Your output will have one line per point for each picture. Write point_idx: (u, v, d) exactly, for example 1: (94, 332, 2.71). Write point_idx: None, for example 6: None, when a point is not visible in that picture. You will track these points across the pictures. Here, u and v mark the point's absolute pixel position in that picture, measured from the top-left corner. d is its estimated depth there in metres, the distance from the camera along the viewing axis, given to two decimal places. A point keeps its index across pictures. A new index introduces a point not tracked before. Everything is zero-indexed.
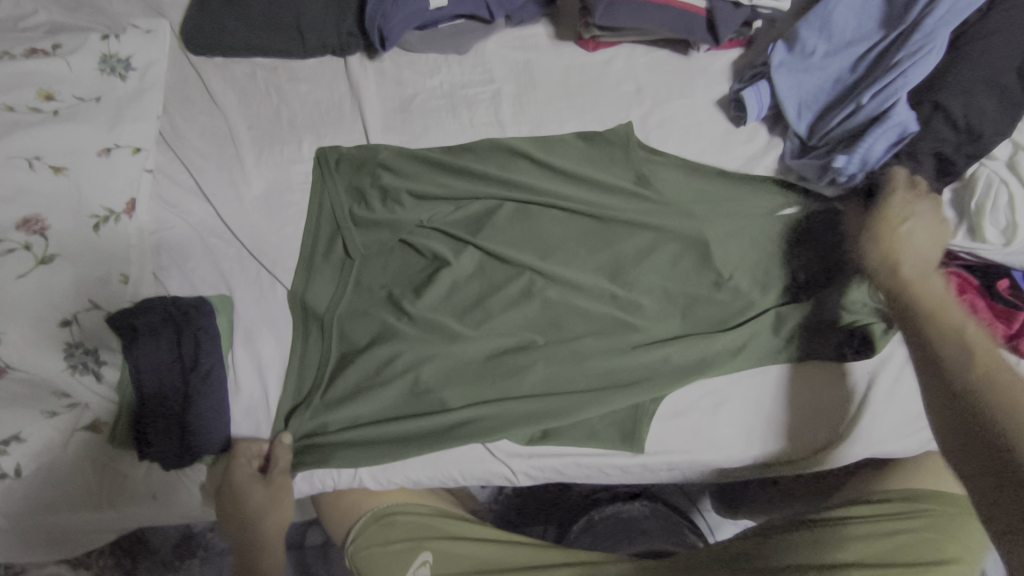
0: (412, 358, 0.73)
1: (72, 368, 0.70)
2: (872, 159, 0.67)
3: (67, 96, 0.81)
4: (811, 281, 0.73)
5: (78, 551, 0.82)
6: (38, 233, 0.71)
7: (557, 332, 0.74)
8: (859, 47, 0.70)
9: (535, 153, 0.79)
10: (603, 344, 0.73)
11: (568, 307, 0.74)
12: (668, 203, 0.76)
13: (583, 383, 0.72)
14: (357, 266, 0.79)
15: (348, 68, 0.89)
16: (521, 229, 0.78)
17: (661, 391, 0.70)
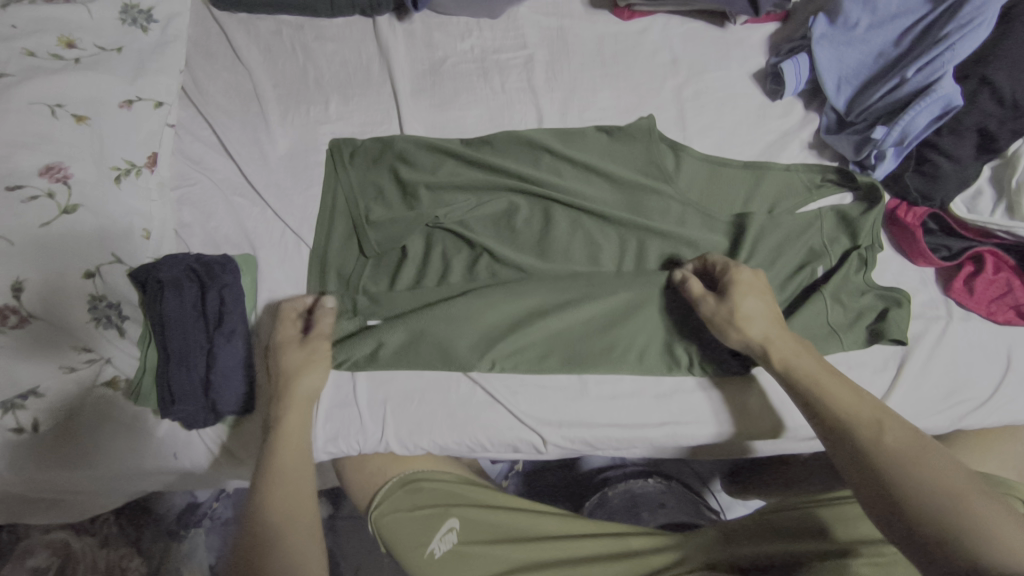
0: (422, 359, 0.69)
1: (95, 321, 0.68)
2: (912, 133, 0.66)
3: (88, 44, 0.79)
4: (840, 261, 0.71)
5: (90, 510, 0.83)
6: (61, 181, 0.69)
7: (571, 337, 0.71)
8: (904, 19, 0.69)
9: (561, 147, 0.77)
10: (620, 353, 0.69)
11: (583, 311, 0.71)
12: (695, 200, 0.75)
13: (598, 394, 0.69)
14: (371, 267, 0.76)
15: (376, 29, 0.87)
16: (541, 230, 0.76)
17: (686, 387, 0.69)
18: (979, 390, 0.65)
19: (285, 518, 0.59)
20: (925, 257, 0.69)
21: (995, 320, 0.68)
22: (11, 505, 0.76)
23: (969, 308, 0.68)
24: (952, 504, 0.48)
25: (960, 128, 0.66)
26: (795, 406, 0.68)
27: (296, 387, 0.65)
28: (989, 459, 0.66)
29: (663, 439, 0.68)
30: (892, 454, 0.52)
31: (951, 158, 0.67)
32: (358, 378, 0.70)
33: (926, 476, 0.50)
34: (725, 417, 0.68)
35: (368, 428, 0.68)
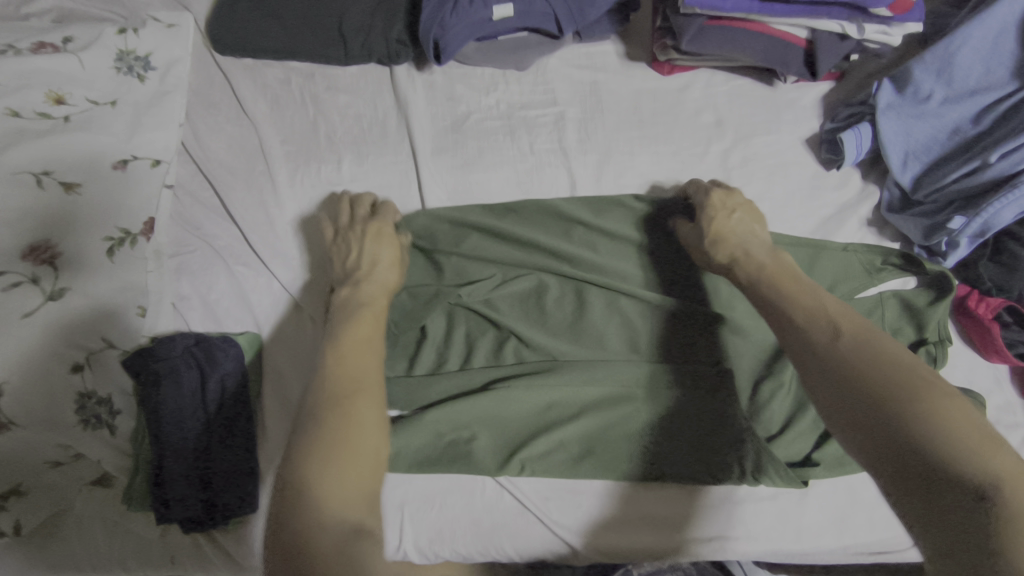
0: (451, 460, 0.63)
1: (84, 422, 0.62)
2: (996, 225, 0.60)
3: (79, 98, 0.72)
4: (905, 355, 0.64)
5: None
6: (47, 262, 0.62)
7: (610, 433, 0.64)
8: (985, 96, 0.61)
9: (593, 220, 0.71)
10: (667, 454, 0.63)
11: (621, 402, 0.65)
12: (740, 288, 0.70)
13: (648, 502, 0.63)
14: (389, 350, 0.67)
15: (393, 79, 0.80)
16: (574, 311, 0.69)
17: (743, 495, 0.62)
18: None
19: (341, 356, 0.54)
20: (994, 354, 0.63)
21: None
22: None
23: None
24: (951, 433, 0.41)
25: None
26: (854, 520, 0.62)
27: (364, 257, 0.65)
28: None
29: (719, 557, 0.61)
30: (882, 376, 0.45)
31: None
32: None
33: (947, 424, 0.42)
34: (783, 532, 0.61)
35: (383, 537, 0.61)
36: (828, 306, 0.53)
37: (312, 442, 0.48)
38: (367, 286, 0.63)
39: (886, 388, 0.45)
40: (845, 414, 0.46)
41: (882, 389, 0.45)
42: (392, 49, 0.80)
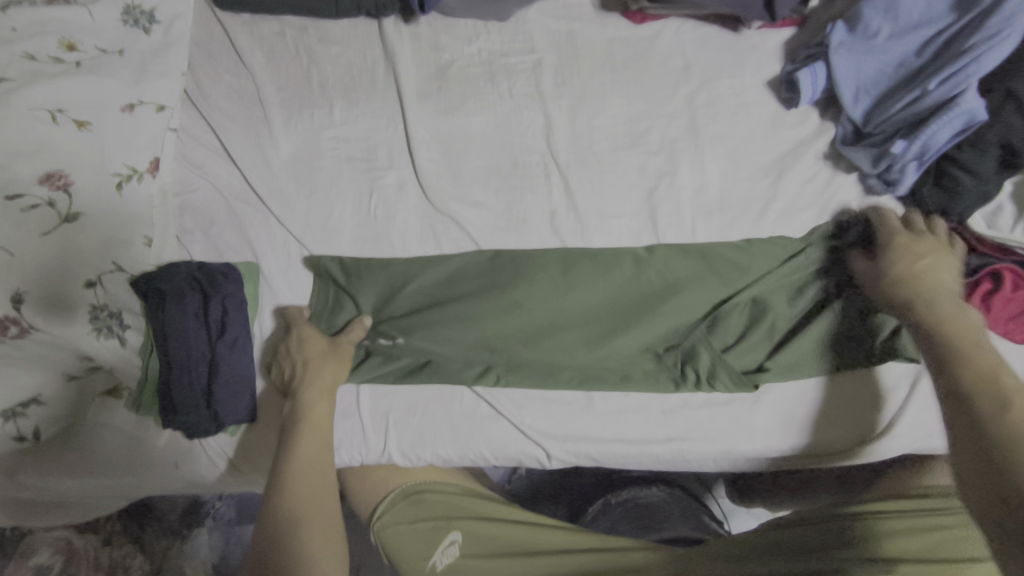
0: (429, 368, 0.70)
1: (96, 331, 0.68)
2: (933, 147, 0.64)
3: (89, 47, 0.78)
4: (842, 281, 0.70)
5: (90, 513, 0.82)
6: (62, 189, 0.68)
7: (563, 344, 0.70)
8: (927, 29, 0.66)
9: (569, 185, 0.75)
10: (613, 365, 0.69)
11: (573, 320, 0.71)
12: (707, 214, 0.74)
13: (607, 408, 0.69)
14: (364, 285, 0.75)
15: (381, 31, 0.85)
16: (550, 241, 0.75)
17: (698, 398, 0.68)
18: None
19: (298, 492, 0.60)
20: None
21: (1013, 338, 0.66)
22: (10, 510, 0.75)
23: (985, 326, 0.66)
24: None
25: (984, 144, 0.63)
26: (801, 425, 0.67)
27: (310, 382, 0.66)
28: None
29: (670, 453, 0.67)
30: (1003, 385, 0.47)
31: (973, 173, 0.64)
32: (359, 394, 0.70)
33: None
34: (736, 433, 0.67)
35: (370, 440, 0.69)
36: (937, 320, 0.56)
37: (273, 535, 0.57)
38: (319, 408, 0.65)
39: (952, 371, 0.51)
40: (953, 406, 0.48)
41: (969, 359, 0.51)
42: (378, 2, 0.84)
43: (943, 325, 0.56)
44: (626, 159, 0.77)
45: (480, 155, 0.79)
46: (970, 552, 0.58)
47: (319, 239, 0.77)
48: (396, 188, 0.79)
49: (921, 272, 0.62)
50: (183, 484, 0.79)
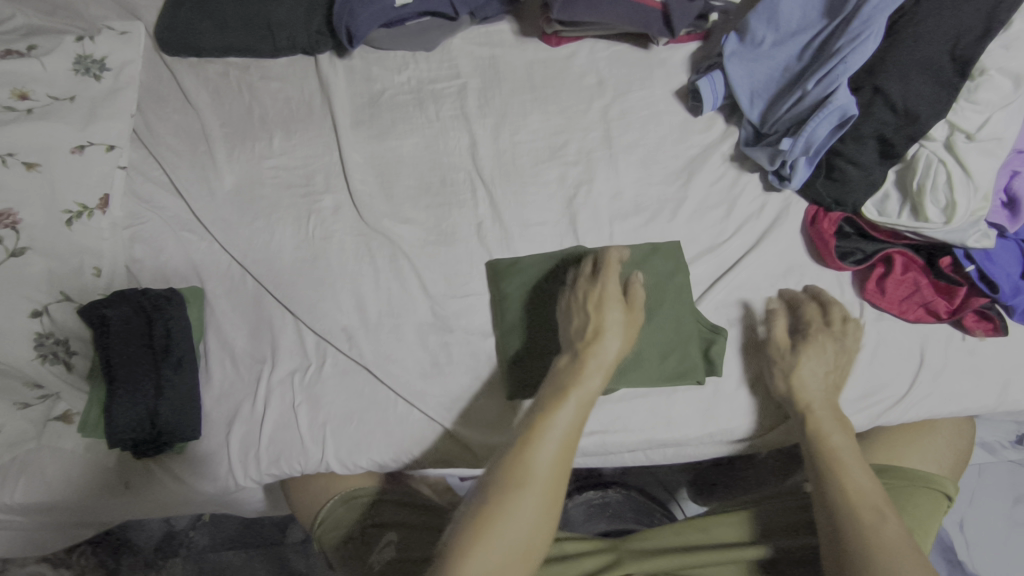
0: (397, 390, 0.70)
1: (42, 358, 0.72)
2: (816, 143, 0.69)
3: (41, 95, 0.84)
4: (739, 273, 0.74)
5: (63, 542, 0.86)
6: (10, 227, 0.74)
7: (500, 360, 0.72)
8: (804, 35, 0.72)
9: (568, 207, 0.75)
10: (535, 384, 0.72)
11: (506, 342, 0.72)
12: (622, 216, 0.79)
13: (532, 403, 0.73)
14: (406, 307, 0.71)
15: (317, 66, 0.91)
16: (483, 248, 0.80)
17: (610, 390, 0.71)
18: (897, 387, 0.68)
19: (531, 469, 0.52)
20: (834, 261, 0.71)
21: (907, 317, 0.70)
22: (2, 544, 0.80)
23: (882, 308, 0.70)
24: (870, 537, 0.56)
25: (861, 136, 0.67)
26: (716, 415, 0.71)
27: (586, 367, 0.58)
28: (912, 454, 0.68)
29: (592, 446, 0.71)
30: (859, 510, 0.58)
31: (855, 164, 0.69)
32: (296, 405, 0.75)
33: (900, 559, 0.54)
34: (656, 424, 0.71)
35: (306, 448, 0.73)
36: (836, 444, 0.63)
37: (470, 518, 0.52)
38: (587, 387, 0.57)
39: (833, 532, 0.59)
40: (824, 515, 0.60)
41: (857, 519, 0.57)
42: (312, 40, 0.90)
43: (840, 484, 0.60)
44: (545, 172, 0.82)
45: (411, 174, 0.84)
46: None
47: (257, 261, 0.81)
48: (333, 210, 0.83)
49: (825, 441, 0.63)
50: (146, 508, 0.79)
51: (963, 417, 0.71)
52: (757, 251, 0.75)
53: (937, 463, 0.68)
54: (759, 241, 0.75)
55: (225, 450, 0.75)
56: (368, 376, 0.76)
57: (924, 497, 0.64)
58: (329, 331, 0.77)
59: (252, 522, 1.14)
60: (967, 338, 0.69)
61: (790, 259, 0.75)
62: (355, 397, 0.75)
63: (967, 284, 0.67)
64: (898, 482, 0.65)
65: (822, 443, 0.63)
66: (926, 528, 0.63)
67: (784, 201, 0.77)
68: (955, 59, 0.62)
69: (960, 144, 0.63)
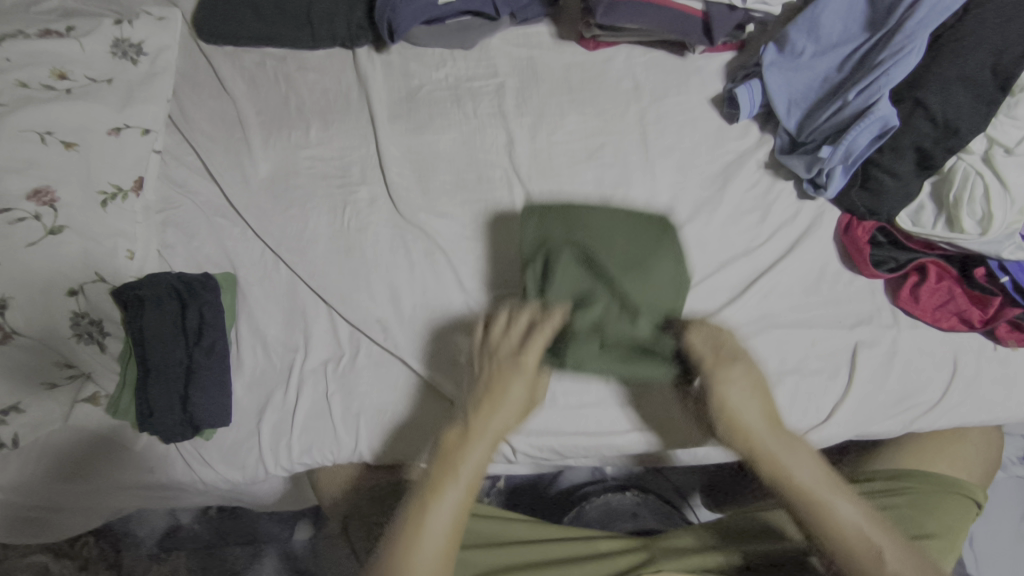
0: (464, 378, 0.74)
1: (77, 336, 0.71)
2: (855, 151, 0.70)
3: (78, 76, 0.83)
4: (776, 279, 0.75)
5: (73, 528, 0.85)
6: (48, 205, 0.72)
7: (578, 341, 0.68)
8: (844, 48, 0.73)
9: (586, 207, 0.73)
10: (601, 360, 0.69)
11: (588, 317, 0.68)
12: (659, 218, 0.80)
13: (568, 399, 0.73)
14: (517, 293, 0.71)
15: (355, 59, 0.91)
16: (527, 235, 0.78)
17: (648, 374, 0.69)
18: (930, 393, 0.70)
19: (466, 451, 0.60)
20: (868, 268, 0.73)
21: (940, 325, 0.72)
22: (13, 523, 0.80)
23: (915, 315, 0.72)
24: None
25: (900, 148, 0.69)
26: None
27: (466, 457, 0.60)
28: (943, 460, 0.69)
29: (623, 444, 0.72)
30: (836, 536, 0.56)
31: (892, 175, 0.70)
32: (330, 394, 0.74)
33: None
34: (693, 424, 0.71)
35: (340, 437, 0.73)
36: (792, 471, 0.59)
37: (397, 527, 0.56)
38: (465, 475, 0.59)
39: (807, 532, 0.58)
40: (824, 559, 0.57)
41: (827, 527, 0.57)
42: (351, 33, 0.90)
43: (812, 505, 0.58)
44: (582, 172, 0.83)
45: (447, 170, 0.84)
46: (913, 530, 0.62)
47: (291, 249, 0.81)
48: (369, 202, 0.83)
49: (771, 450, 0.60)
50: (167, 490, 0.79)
51: (991, 426, 0.72)
52: (792, 257, 0.76)
53: (968, 470, 0.69)
54: (792, 247, 0.77)
55: (256, 438, 0.74)
56: (401, 367, 0.76)
57: (957, 503, 0.65)
58: (364, 322, 0.77)
59: None
60: (999, 348, 0.71)
61: (825, 265, 0.76)
62: (388, 388, 0.75)
63: (1001, 294, 0.68)
64: (932, 487, 0.66)
65: (775, 471, 0.59)
66: (959, 534, 0.63)
67: (818, 208, 0.78)
68: (997, 74, 0.63)
69: (998, 159, 0.65)
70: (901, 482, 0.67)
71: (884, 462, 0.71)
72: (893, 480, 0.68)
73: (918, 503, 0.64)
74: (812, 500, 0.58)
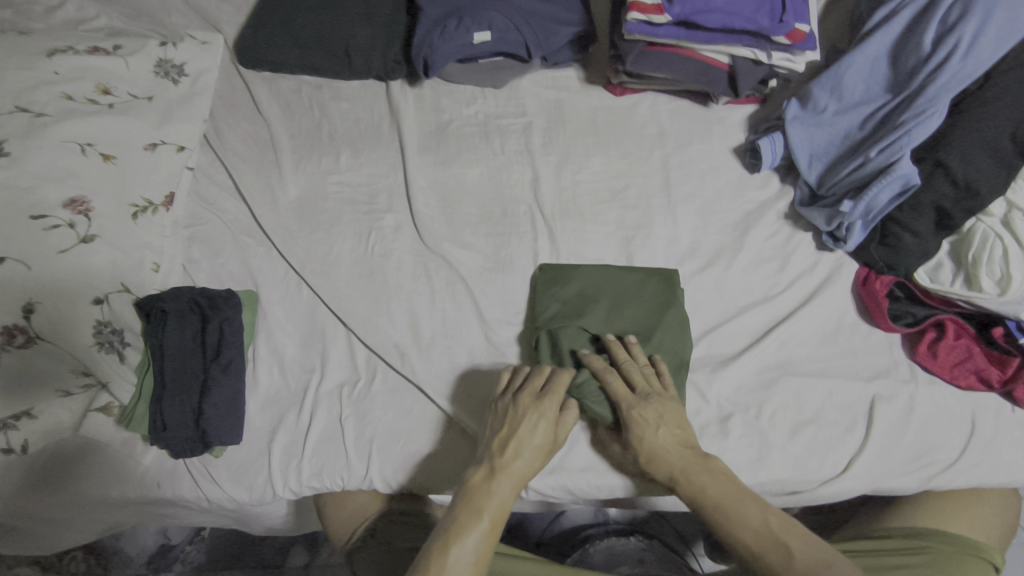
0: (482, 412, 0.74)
1: (99, 345, 0.70)
2: (876, 207, 0.72)
3: (122, 93, 0.86)
4: (795, 328, 0.76)
5: (56, 545, 0.85)
6: (83, 214, 0.73)
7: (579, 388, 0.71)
8: (866, 107, 0.76)
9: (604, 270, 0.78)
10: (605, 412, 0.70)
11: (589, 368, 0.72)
12: (678, 261, 0.81)
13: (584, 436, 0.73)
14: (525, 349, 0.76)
15: (388, 91, 0.94)
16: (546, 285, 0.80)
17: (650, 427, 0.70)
18: (948, 451, 0.69)
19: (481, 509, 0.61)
20: (885, 322, 0.74)
21: (958, 383, 0.72)
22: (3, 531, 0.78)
23: (932, 372, 0.72)
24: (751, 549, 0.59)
25: (920, 206, 0.70)
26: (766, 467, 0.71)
27: (512, 448, 0.64)
28: (960, 520, 0.69)
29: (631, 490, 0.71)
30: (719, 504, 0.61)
31: (911, 232, 0.71)
32: (343, 419, 0.74)
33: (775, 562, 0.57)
34: None
35: (350, 462, 0.72)
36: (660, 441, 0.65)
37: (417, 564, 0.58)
38: (517, 467, 0.64)
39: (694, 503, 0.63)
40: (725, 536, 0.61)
41: (703, 496, 0.61)
42: (386, 67, 0.93)
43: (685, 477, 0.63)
44: (605, 212, 0.84)
45: (472, 203, 0.86)
46: None
47: (314, 270, 0.82)
48: (393, 229, 0.85)
49: (642, 427, 0.65)
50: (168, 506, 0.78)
51: (1011, 488, 0.72)
52: (812, 306, 0.76)
53: (986, 532, 0.68)
54: (811, 297, 0.77)
55: (266, 458, 0.74)
56: (416, 394, 0.76)
57: (975, 566, 0.64)
58: (381, 347, 0.77)
59: (254, 541, 1.09)
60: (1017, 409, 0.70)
61: (843, 316, 0.77)
62: (403, 414, 0.75)
63: (1018, 355, 0.69)
64: (951, 548, 0.65)
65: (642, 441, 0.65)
66: None
67: (837, 261, 0.79)
68: (1016, 141, 0.65)
69: (1018, 223, 0.66)
70: (919, 542, 0.66)
71: (900, 519, 0.70)
72: (909, 538, 0.67)
73: (938, 564, 0.63)
74: (683, 476, 0.63)
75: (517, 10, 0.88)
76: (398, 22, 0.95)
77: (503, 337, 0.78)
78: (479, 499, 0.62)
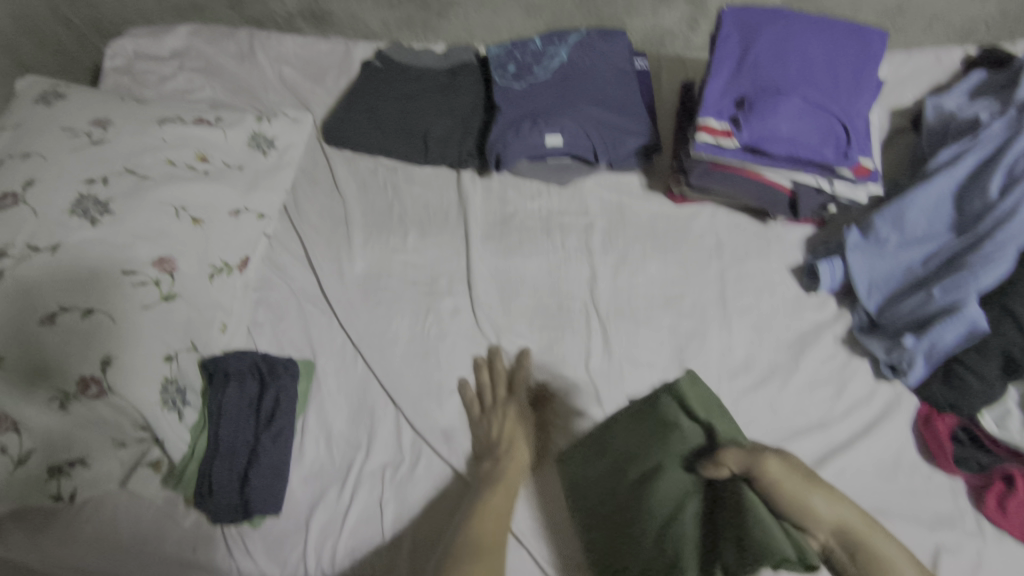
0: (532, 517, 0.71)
1: (163, 402, 0.72)
2: (941, 346, 0.72)
3: (217, 161, 0.92)
4: (851, 460, 0.73)
5: None
6: (168, 272, 0.77)
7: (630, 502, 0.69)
8: (930, 244, 0.78)
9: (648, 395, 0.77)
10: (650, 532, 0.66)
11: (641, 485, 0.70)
12: (734, 375, 0.80)
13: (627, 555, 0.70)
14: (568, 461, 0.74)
15: (458, 180, 1.00)
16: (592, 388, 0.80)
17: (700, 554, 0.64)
18: None
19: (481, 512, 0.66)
20: (949, 465, 0.72)
21: None
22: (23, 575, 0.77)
23: (1000, 526, 0.69)
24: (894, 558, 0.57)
25: (987, 350, 0.70)
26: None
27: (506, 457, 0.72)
28: None
29: None
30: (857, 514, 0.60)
31: (977, 375, 0.70)
32: (383, 503, 0.73)
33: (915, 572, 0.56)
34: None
35: (386, 550, 0.71)
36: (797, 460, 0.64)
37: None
38: (508, 480, 0.70)
39: (830, 528, 0.59)
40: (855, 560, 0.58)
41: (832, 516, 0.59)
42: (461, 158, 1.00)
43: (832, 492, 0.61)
44: (660, 318, 0.85)
45: (529, 295, 0.88)
46: None
47: (372, 345, 0.84)
48: (451, 312, 0.87)
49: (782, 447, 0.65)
50: None
51: None
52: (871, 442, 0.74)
53: None
54: (870, 428, 0.76)
55: (302, 535, 0.73)
56: (459, 484, 0.75)
57: None
58: (430, 431, 0.77)
59: None
60: None
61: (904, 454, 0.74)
62: (444, 505, 0.73)
63: None
64: None
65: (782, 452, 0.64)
66: None
67: (894, 394, 0.78)
68: None
69: None
70: None
71: None
72: None
73: None
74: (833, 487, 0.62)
75: (590, 119, 0.94)
76: (475, 118, 1.02)
77: (551, 434, 0.77)
78: (482, 507, 0.66)
